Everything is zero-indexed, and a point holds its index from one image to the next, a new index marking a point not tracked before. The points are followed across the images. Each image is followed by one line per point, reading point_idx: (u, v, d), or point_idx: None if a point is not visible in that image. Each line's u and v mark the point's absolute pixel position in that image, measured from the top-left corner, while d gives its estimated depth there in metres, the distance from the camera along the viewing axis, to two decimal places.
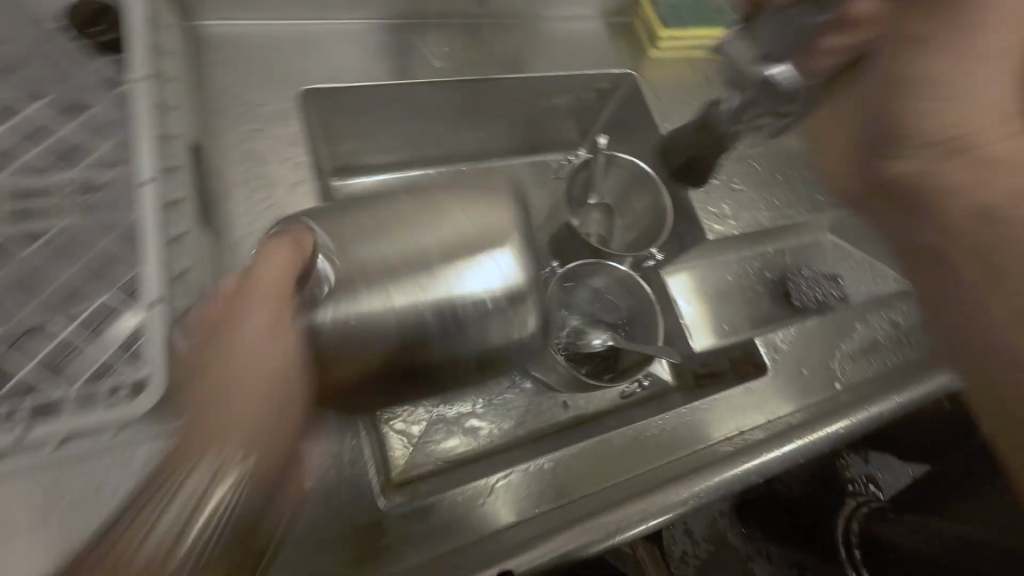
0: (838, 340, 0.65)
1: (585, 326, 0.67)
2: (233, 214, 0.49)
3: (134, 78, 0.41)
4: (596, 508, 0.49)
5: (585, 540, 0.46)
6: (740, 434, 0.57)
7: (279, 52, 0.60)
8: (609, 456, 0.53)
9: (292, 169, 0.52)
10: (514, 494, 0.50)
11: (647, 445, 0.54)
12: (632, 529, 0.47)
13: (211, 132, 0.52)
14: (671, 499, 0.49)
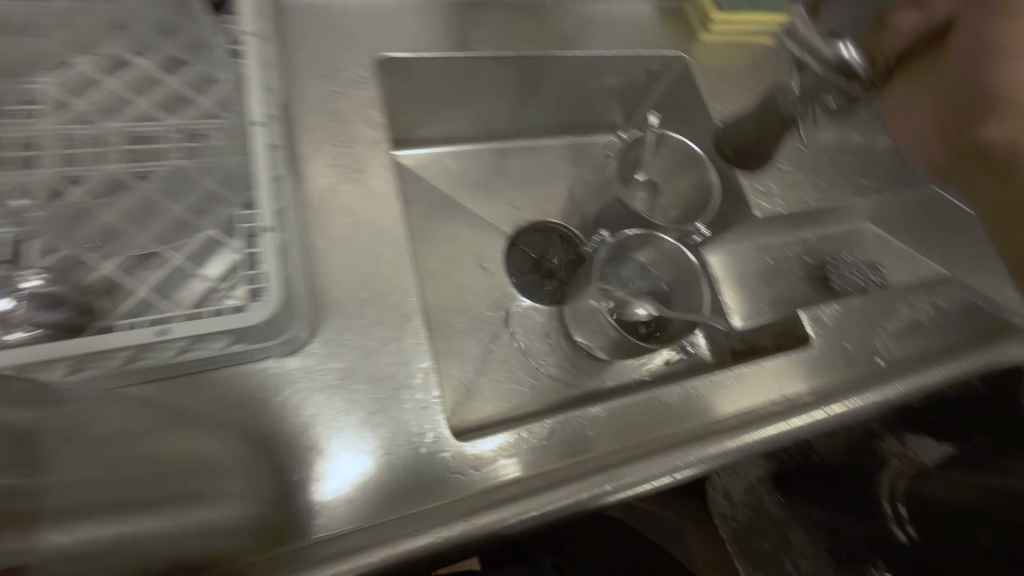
0: (879, 319, 0.66)
1: (630, 297, 0.70)
2: (314, 166, 0.52)
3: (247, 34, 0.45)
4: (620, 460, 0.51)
5: (601, 487, 0.48)
6: (782, 402, 0.59)
7: (355, 22, 0.64)
8: (638, 414, 0.55)
9: (371, 128, 0.56)
10: (541, 445, 0.51)
11: (674, 407, 0.56)
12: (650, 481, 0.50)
13: (296, 92, 0.56)
14: (695, 455, 0.52)
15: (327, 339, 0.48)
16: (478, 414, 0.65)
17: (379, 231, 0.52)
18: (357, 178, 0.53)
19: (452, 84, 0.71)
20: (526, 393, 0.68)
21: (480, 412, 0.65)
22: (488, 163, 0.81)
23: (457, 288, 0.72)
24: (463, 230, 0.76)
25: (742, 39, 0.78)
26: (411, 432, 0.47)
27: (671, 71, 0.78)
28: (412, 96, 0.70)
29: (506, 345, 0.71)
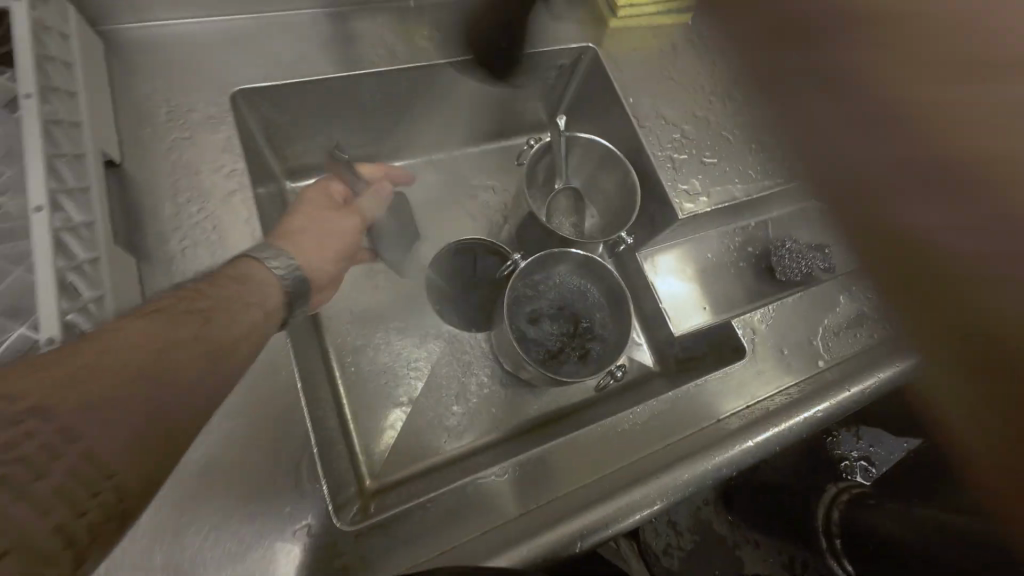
0: (818, 316, 0.62)
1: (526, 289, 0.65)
2: (167, 229, 0.46)
3: (22, 94, 0.36)
4: (572, 505, 0.49)
5: (563, 541, 0.47)
6: (690, 436, 0.54)
7: (209, 51, 0.56)
8: (591, 449, 0.53)
9: (226, 178, 0.49)
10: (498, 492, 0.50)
11: (622, 438, 0.54)
12: (608, 526, 0.48)
13: (132, 146, 0.48)
14: (645, 494, 0.50)
15: None
16: (415, 465, 0.61)
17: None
18: (215, 234, 0.47)
19: (329, 104, 0.62)
20: (449, 441, 0.63)
21: (410, 467, 0.60)
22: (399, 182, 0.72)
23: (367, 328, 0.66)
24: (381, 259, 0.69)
25: (662, 19, 0.71)
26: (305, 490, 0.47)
27: (583, 63, 0.71)
28: (288, 121, 0.61)
29: (428, 385, 0.65)
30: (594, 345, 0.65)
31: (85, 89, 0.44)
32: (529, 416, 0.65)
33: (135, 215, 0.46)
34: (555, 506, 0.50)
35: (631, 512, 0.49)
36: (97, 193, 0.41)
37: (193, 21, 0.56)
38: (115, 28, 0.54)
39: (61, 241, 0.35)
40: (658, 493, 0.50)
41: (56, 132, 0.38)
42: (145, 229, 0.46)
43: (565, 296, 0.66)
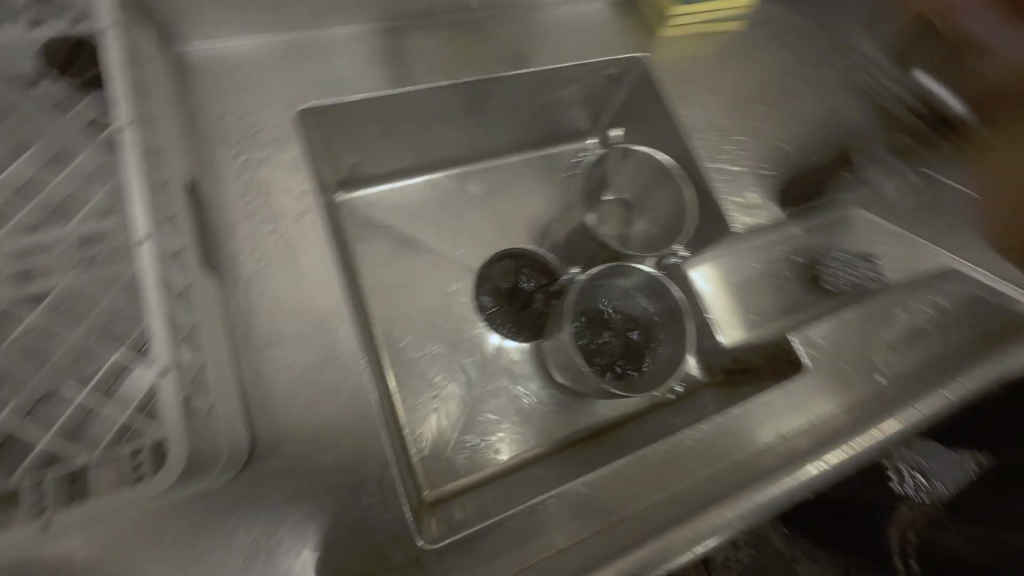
0: (876, 328, 0.61)
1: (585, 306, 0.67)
2: (242, 250, 0.47)
3: (118, 125, 0.37)
4: (645, 530, 0.45)
5: (646, 564, 0.42)
6: (759, 455, 0.51)
7: (272, 68, 0.56)
8: (652, 471, 0.49)
9: (299, 199, 0.50)
10: (556, 517, 0.46)
11: (685, 459, 0.50)
12: (690, 548, 0.44)
13: (204, 167, 0.49)
14: (723, 515, 0.46)
15: (268, 455, 0.42)
16: (470, 476, 0.61)
17: (326, 319, 0.47)
18: (289, 253, 0.48)
19: (384, 118, 0.63)
20: (504, 451, 0.63)
21: (465, 478, 0.61)
22: (445, 192, 0.73)
23: (418, 340, 0.66)
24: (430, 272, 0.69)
25: (708, 29, 0.72)
26: (377, 522, 0.43)
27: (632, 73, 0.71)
28: (343, 134, 0.62)
29: (480, 394, 0.66)
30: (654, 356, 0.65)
31: (166, 112, 0.45)
32: (578, 425, 0.66)
33: (214, 236, 0.47)
34: (627, 533, 0.45)
35: (710, 536, 0.45)
36: (183, 218, 0.42)
37: (256, 37, 0.56)
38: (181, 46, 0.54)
39: (164, 270, 0.36)
40: (735, 513, 0.46)
41: (150, 160, 0.39)
42: (221, 249, 0.47)
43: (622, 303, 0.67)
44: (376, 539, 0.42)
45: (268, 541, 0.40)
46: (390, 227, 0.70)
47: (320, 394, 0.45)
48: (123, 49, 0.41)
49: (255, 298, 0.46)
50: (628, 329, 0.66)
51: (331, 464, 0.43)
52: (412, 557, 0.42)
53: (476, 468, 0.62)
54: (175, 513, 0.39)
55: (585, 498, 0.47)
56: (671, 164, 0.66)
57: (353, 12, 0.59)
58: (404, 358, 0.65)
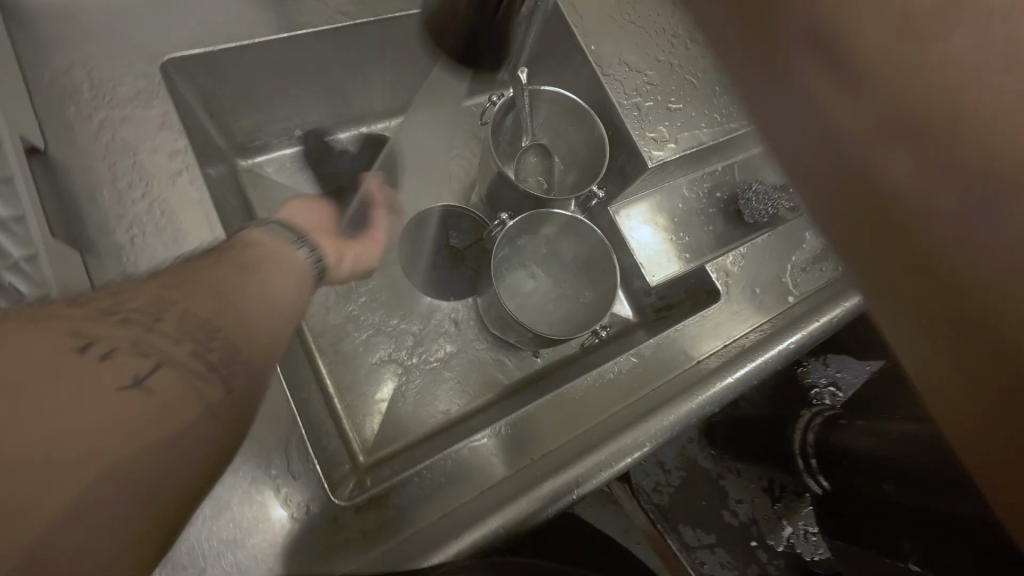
0: (788, 253, 0.62)
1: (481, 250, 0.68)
2: (106, 221, 0.42)
3: None
4: (571, 456, 0.47)
5: (560, 491, 0.45)
6: (683, 373, 0.54)
7: (125, 16, 0.49)
8: (574, 405, 0.51)
9: (169, 158, 0.45)
10: (487, 454, 0.48)
11: (610, 387, 0.52)
12: (603, 471, 0.47)
13: (51, 129, 0.43)
14: (636, 439, 0.48)
15: None
16: (410, 432, 0.61)
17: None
18: (159, 218, 0.43)
19: (273, 74, 0.57)
20: (432, 408, 0.63)
21: (406, 433, 0.60)
22: (350, 153, 0.68)
23: (332, 311, 0.64)
24: None
25: None
26: (298, 473, 0.42)
27: (541, 11, 0.67)
28: (229, 94, 0.56)
29: (414, 356, 0.65)
30: (584, 302, 0.64)
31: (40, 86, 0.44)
32: (512, 378, 0.66)
33: (73, 210, 0.42)
34: (539, 463, 0.47)
35: (574, 489, 0.46)
36: (80, 193, 0.43)
37: None
38: None
39: None
40: (648, 437, 0.49)
41: None
42: (105, 228, 0.42)
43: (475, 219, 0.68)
44: (294, 498, 0.41)
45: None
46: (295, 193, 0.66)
47: None
48: None
49: (127, 270, 0.42)
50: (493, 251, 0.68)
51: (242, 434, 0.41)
52: (329, 517, 0.42)
53: (412, 426, 0.61)
54: None
55: (511, 439, 0.49)
56: (580, 100, 0.63)
57: None
58: (331, 323, 0.63)
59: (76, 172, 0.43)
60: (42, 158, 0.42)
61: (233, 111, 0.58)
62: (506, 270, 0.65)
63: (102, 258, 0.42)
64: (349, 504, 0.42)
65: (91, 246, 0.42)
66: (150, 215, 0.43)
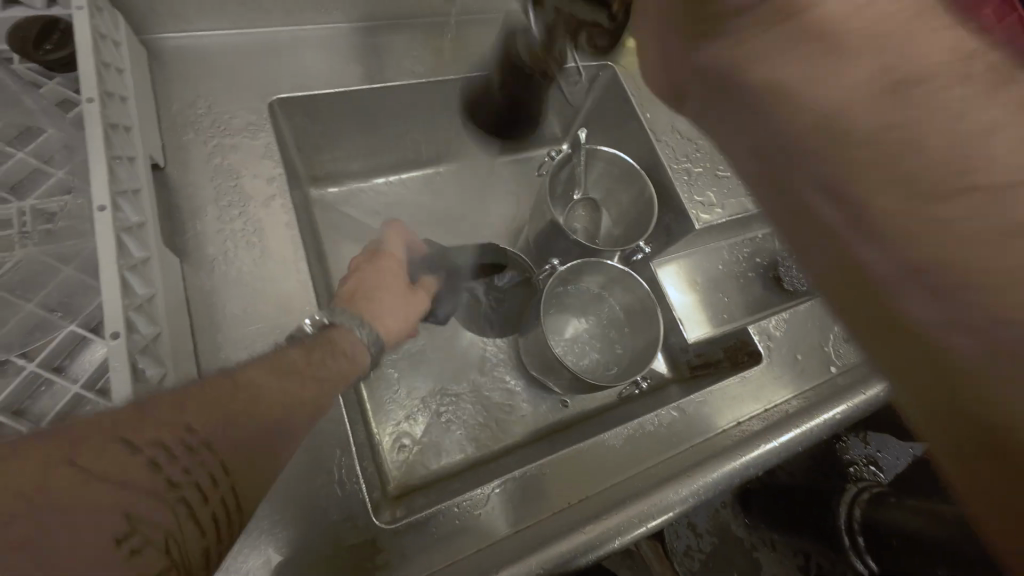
0: (830, 321, 0.63)
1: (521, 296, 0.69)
2: (204, 233, 0.47)
3: (126, 125, 0.43)
4: (609, 504, 0.46)
5: (600, 539, 0.43)
6: (726, 432, 0.53)
7: (247, 62, 0.57)
8: (611, 455, 0.49)
9: (266, 182, 0.50)
10: (515, 499, 0.46)
11: (648, 440, 0.51)
12: (645, 523, 0.45)
13: (170, 151, 0.49)
14: (679, 493, 0.46)
15: None
16: (440, 466, 0.61)
17: (284, 316, 0.46)
18: (252, 235, 0.48)
19: (359, 115, 0.64)
20: (463, 445, 0.63)
21: (434, 466, 0.61)
22: (412, 193, 0.74)
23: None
24: None
25: None
26: (344, 491, 0.43)
27: (600, 80, 0.74)
28: (319, 130, 0.63)
29: (452, 388, 0.66)
30: (622, 353, 0.66)
31: (166, 112, 0.51)
32: (545, 422, 0.66)
33: (178, 219, 0.47)
34: (577, 511, 0.46)
35: (611, 541, 0.43)
36: (182, 206, 0.47)
37: (231, 31, 0.58)
38: (158, 37, 0.55)
39: (120, 239, 0.36)
40: (691, 491, 0.47)
41: (113, 134, 0.40)
42: (200, 240, 0.47)
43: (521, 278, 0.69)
44: (333, 516, 0.42)
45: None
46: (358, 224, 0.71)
47: None
48: (92, 25, 0.42)
49: (215, 280, 0.46)
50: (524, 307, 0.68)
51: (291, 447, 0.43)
52: (367, 538, 0.42)
53: (442, 459, 0.61)
54: None
55: (546, 482, 0.47)
56: (636, 164, 0.68)
57: (330, 9, 0.61)
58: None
59: (185, 188, 0.48)
60: (157, 172, 0.47)
61: (317, 147, 0.64)
62: (553, 313, 0.67)
63: (193, 266, 0.45)
64: (386, 525, 0.42)
65: (185, 255, 0.46)
66: (242, 233, 0.48)
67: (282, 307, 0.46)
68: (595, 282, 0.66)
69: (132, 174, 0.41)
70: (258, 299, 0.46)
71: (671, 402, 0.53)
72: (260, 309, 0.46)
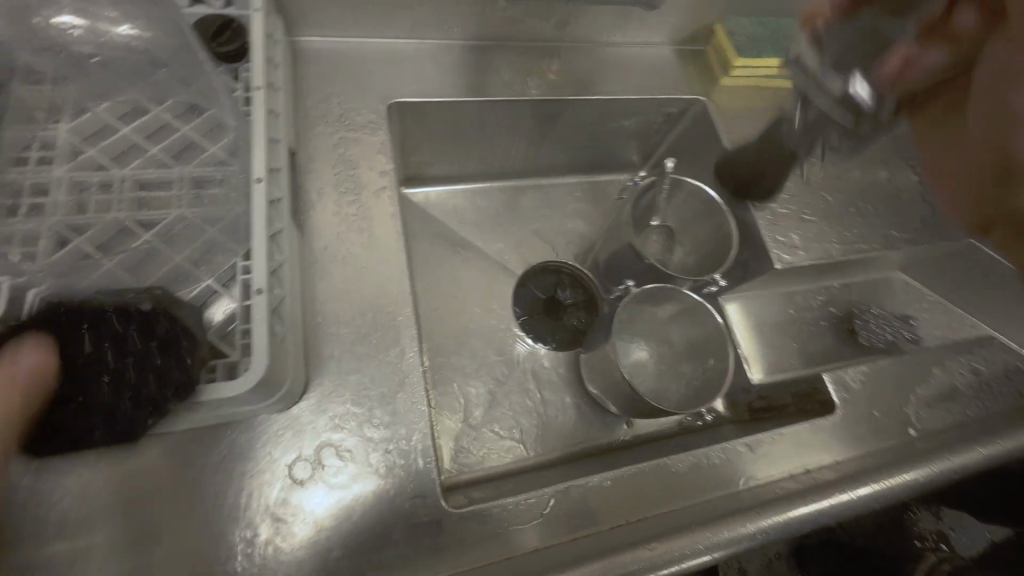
0: (913, 384, 0.60)
1: (584, 314, 0.75)
2: (321, 214, 0.52)
3: (275, 112, 0.48)
4: (671, 527, 0.45)
5: (660, 560, 0.43)
6: (794, 478, 0.52)
7: (373, 67, 0.63)
8: (673, 480, 0.49)
9: (380, 175, 0.55)
10: (574, 506, 0.46)
11: (713, 472, 0.50)
12: (708, 553, 0.44)
13: (302, 138, 0.55)
14: (744, 529, 0.45)
15: (323, 393, 0.46)
16: (490, 465, 0.63)
17: (383, 298, 0.50)
18: (364, 221, 0.52)
19: (459, 125, 0.69)
20: (512, 448, 0.65)
21: (484, 463, 0.63)
22: (492, 202, 0.79)
23: (445, 333, 0.70)
24: (456, 263, 0.74)
25: (764, 82, 0.75)
26: (416, 470, 0.45)
27: (689, 114, 0.76)
28: (422, 136, 0.69)
29: (510, 391, 0.68)
30: (687, 386, 0.63)
31: (302, 105, 0.57)
32: (595, 439, 0.68)
33: (302, 200, 0.52)
34: (634, 528, 0.46)
35: (670, 566, 0.43)
36: (305, 187, 0.53)
37: (363, 38, 0.64)
38: (303, 39, 0.62)
39: (268, 210, 0.41)
40: (757, 528, 0.46)
41: (269, 119, 0.46)
42: (318, 219, 0.52)
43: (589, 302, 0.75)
44: (399, 496, 0.44)
45: (301, 467, 0.43)
46: (441, 224, 0.76)
47: (367, 353, 0.48)
48: (262, 25, 0.48)
49: (326, 256, 0.50)
50: (581, 324, 0.74)
51: (377, 418, 0.46)
52: (433, 518, 0.44)
53: (494, 458, 0.63)
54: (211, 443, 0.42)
55: (605, 496, 0.47)
56: (719, 199, 0.66)
57: (449, 27, 0.67)
58: (443, 343, 0.69)
59: (312, 172, 0.53)
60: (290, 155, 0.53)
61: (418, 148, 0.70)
62: (622, 336, 0.67)
63: (310, 243, 0.50)
64: (453, 511, 0.44)
65: (305, 231, 0.51)
66: (354, 217, 0.52)
67: (383, 288, 0.50)
68: (668, 310, 0.64)
69: (278, 155, 0.46)
70: (363, 278, 0.50)
71: (738, 437, 0.52)
72: (363, 287, 0.50)
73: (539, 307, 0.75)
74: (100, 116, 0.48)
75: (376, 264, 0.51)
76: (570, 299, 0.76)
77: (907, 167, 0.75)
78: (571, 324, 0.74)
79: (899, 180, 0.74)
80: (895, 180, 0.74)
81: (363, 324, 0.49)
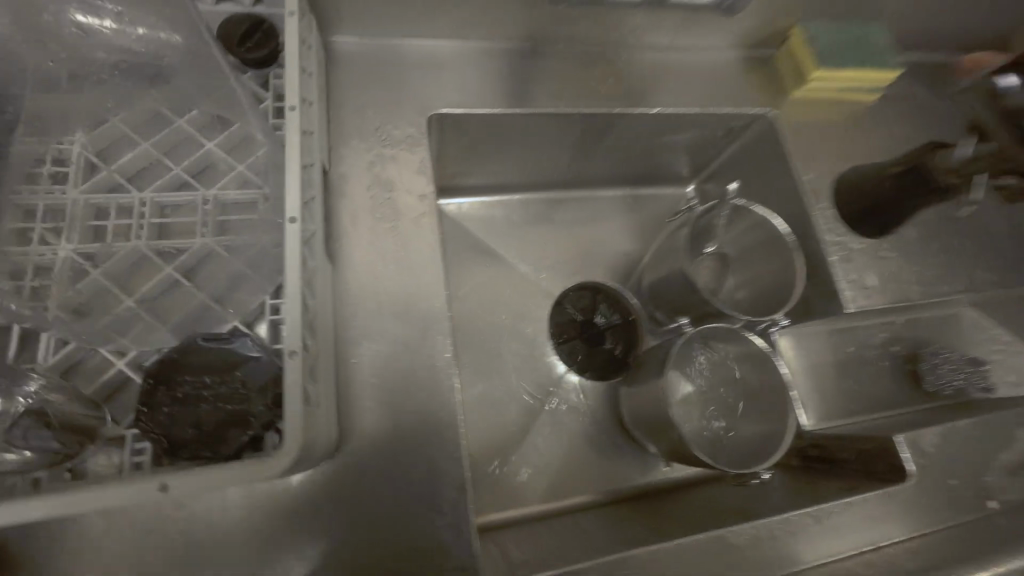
0: (997, 450, 0.54)
1: (627, 339, 0.69)
2: (356, 242, 0.47)
3: (309, 130, 0.43)
4: None
5: None
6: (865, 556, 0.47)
7: (412, 71, 0.58)
8: (735, 554, 0.45)
9: (420, 198, 0.50)
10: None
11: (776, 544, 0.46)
12: None
13: (335, 153, 0.50)
14: None
15: (356, 447, 0.42)
16: (523, 506, 0.60)
17: (421, 340, 0.46)
18: (401, 251, 0.48)
19: (502, 135, 0.64)
20: (546, 488, 0.61)
21: (516, 503, 0.60)
22: (530, 215, 0.74)
23: (475, 356, 0.65)
24: (491, 282, 0.69)
25: (841, 95, 0.67)
26: (455, 538, 0.41)
27: (754, 129, 0.68)
28: (461, 147, 0.64)
29: (544, 426, 0.64)
30: (740, 435, 0.57)
31: (335, 115, 0.52)
32: (633, 481, 0.64)
33: (334, 225, 0.47)
34: None
35: None
36: (339, 211, 0.48)
37: (400, 38, 0.58)
38: (336, 37, 0.56)
39: (303, 250, 0.37)
40: None
41: (304, 141, 0.41)
42: (352, 248, 0.47)
43: (633, 328, 0.69)
44: (435, 566, 0.40)
45: (331, 529, 0.39)
46: (476, 239, 0.71)
47: (405, 401, 0.44)
48: (297, 30, 0.43)
49: (361, 290, 0.46)
50: (622, 351, 0.68)
51: (415, 476, 0.42)
52: None
53: (526, 498, 0.60)
54: (236, 501, 0.39)
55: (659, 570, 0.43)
56: (788, 230, 0.60)
57: (495, 27, 0.60)
58: (475, 371, 0.64)
59: (346, 194, 0.49)
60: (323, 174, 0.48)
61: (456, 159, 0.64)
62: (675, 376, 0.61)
63: (344, 276, 0.46)
64: None
65: (338, 261, 0.46)
66: (392, 246, 0.48)
67: (423, 328, 0.46)
68: (725, 351, 0.59)
69: (313, 182, 0.41)
70: (400, 317, 0.46)
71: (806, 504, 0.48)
72: (401, 327, 0.46)
73: (575, 331, 0.69)
74: (117, 127, 0.43)
75: (415, 300, 0.47)
76: (611, 322, 0.69)
77: (995, 198, 0.67)
78: (611, 352, 0.68)
79: (986, 213, 0.67)
80: (982, 211, 0.67)
81: (399, 370, 0.45)
